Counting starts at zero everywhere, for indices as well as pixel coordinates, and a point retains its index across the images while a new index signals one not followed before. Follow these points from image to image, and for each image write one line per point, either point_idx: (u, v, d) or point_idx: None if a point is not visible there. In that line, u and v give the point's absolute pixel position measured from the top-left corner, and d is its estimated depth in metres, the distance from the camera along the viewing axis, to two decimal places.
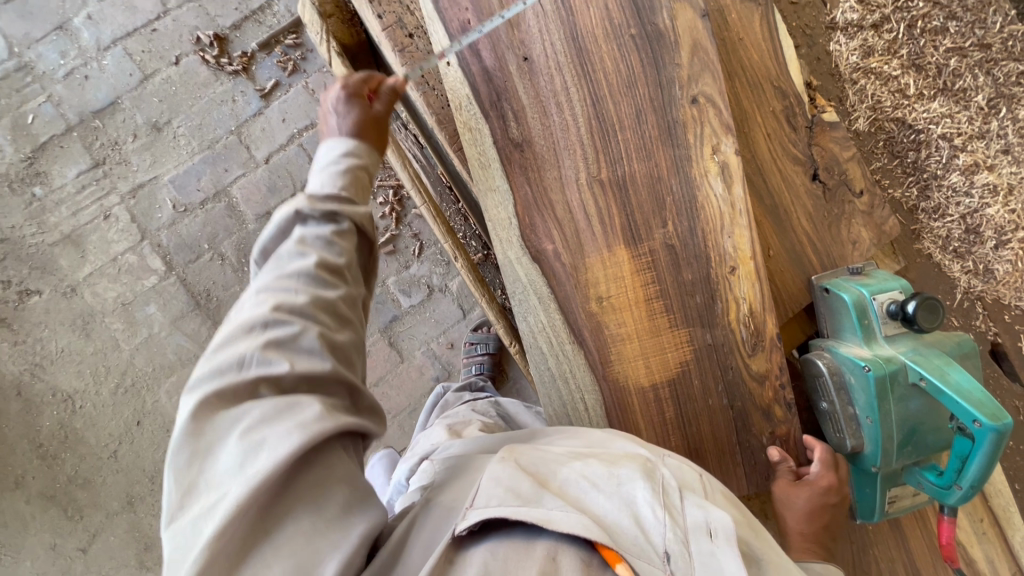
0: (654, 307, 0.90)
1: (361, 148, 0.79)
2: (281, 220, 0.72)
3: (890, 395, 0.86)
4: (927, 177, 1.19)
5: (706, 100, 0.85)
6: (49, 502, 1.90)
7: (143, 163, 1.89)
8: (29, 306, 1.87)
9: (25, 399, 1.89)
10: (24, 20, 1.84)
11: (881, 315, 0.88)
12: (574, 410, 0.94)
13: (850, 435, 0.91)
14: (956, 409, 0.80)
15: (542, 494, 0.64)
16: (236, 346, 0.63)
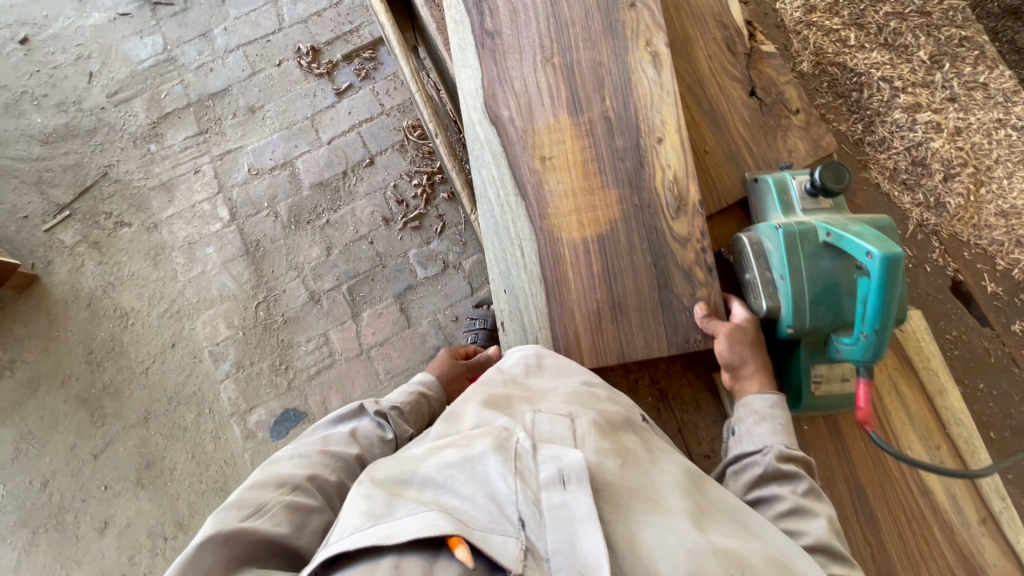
0: (589, 168, 1.04)
1: (432, 385, 1.25)
2: (350, 410, 1.09)
3: (800, 252, 0.92)
4: (868, 112, 1.67)
5: (643, 5, 1.07)
6: (82, 405, 2.15)
7: (235, 135, 2.34)
8: (118, 235, 2.26)
9: (92, 309, 2.21)
10: (180, 28, 2.45)
11: (799, 191, 0.97)
12: (512, 256, 1.06)
13: (767, 297, 0.95)
14: (855, 250, 0.85)
15: (390, 503, 0.66)
16: (264, 497, 0.81)
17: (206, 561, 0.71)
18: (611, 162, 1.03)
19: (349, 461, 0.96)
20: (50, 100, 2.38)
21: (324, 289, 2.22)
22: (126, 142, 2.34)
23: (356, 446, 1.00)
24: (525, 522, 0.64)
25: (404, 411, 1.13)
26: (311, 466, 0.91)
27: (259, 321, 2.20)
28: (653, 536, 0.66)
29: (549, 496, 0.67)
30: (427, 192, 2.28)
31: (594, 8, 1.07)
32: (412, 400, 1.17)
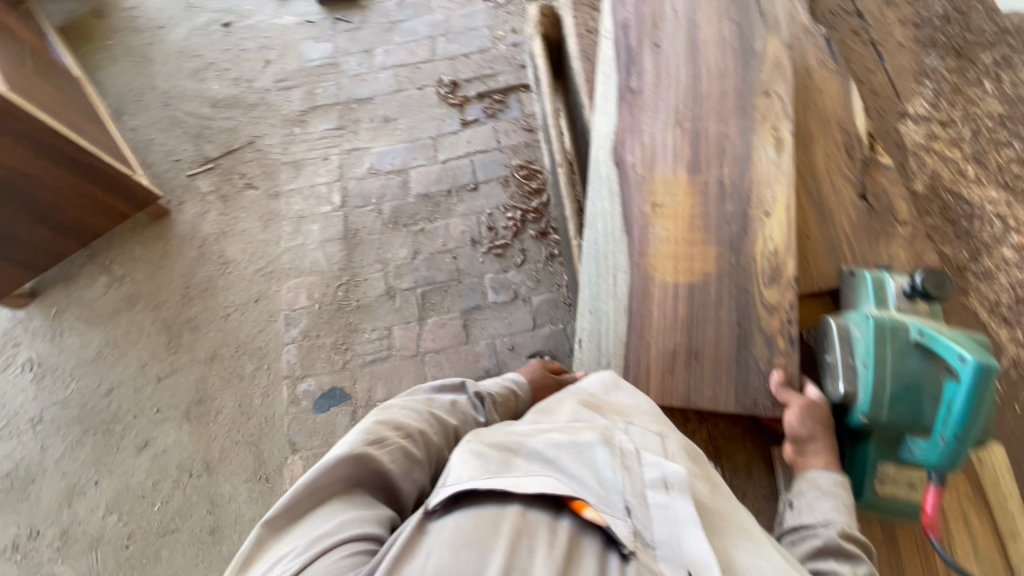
0: (694, 223, 1.16)
1: (522, 386, 1.32)
2: (452, 384, 1.22)
3: (889, 345, 0.94)
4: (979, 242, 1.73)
5: (776, 95, 1.21)
6: (163, 330, 2.35)
7: (366, 137, 2.63)
8: (244, 195, 2.55)
9: (202, 250, 2.46)
10: (349, 41, 2.84)
11: (895, 290, 1.01)
12: (605, 282, 1.19)
13: (846, 380, 0.97)
14: (946, 353, 0.89)
15: (510, 464, 0.82)
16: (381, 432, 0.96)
17: (342, 472, 0.87)
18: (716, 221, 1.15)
19: (448, 428, 1.09)
20: (229, 74, 2.79)
21: (401, 287, 2.37)
22: (277, 121, 2.68)
23: (455, 418, 1.12)
24: (631, 509, 0.78)
25: (494, 400, 1.23)
26: (422, 421, 1.05)
27: (335, 300, 2.36)
28: (743, 554, 0.76)
29: (652, 496, 0.80)
30: (517, 226, 2.43)
31: (730, 90, 1.23)
32: (503, 393, 1.26)
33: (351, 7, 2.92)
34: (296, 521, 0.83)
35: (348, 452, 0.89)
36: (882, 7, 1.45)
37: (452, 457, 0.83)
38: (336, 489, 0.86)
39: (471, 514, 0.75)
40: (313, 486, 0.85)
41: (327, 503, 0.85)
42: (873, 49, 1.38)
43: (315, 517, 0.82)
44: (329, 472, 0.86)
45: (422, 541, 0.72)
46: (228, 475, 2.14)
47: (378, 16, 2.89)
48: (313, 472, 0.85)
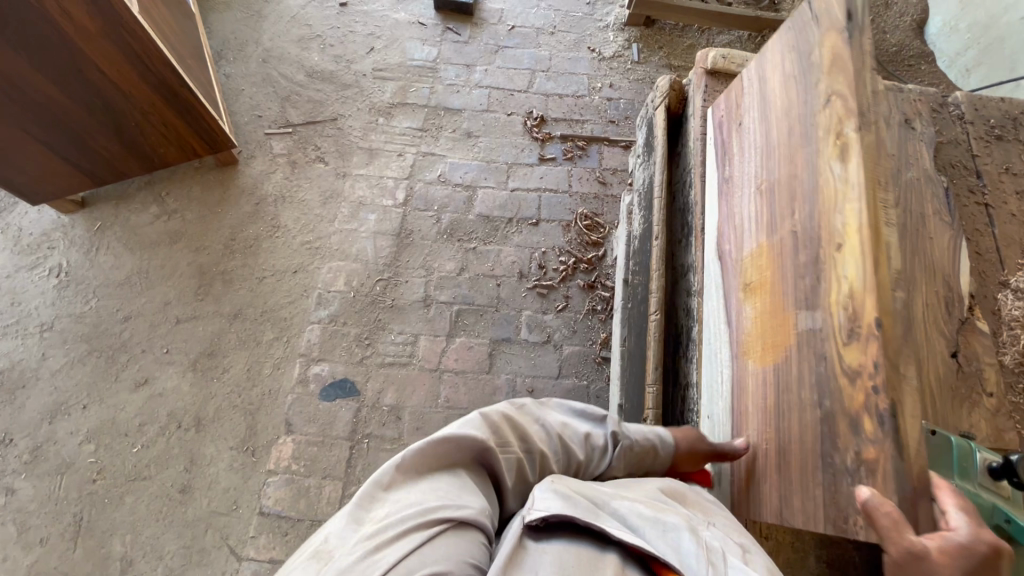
0: (772, 291, 1.13)
1: (666, 445, 1.17)
2: (593, 413, 1.14)
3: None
4: None
5: (837, 97, 0.99)
6: (196, 274, 2.32)
7: (445, 146, 2.66)
8: (313, 167, 2.57)
9: (256, 208, 2.46)
10: (454, 52, 2.90)
11: (983, 465, 0.95)
12: (714, 370, 1.33)
13: None
14: None
15: (600, 514, 0.84)
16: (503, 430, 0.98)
17: (476, 450, 0.92)
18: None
19: (571, 463, 1.05)
20: (332, 50, 2.85)
21: (438, 299, 2.34)
22: (364, 107, 2.72)
23: (583, 453, 1.07)
24: None
25: (632, 450, 1.12)
26: (548, 447, 1.03)
27: (371, 293, 2.34)
28: None
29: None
30: (567, 272, 2.41)
31: (795, 122, 1.11)
32: (644, 446, 1.14)
33: (464, 21, 3.00)
34: (428, 477, 0.86)
35: (482, 439, 0.92)
36: (1001, 170, 1.44)
37: (542, 487, 0.86)
38: (464, 464, 0.91)
39: (563, 549, 0.78)
40: (449, 453, 0.90)
41: (459, 474, 0.89)
42: (984, 211, 1.38)
43: (448, 483, 0.86)
44: (462, 446, 0.91)
45: (523, 557, 0.76)
46: (216, 437, 2.07)
47: (487, 37, 2.96)
48: (450, 439, 0.90)
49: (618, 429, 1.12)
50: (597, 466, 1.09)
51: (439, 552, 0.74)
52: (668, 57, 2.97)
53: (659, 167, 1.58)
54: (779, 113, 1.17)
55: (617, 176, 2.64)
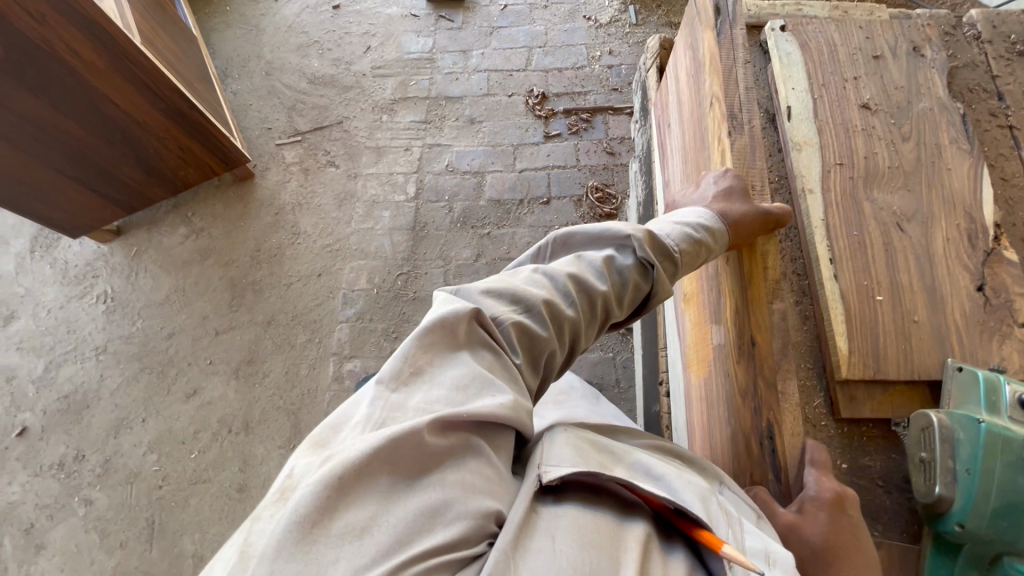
0: (698, 317, 1.30)
1: (717, 234, 1.06)
2: (610, 234, 1.03)
3: (998, 457, 0.87)
4: None
5: (715, 99, 1.18)
6: (229, 287, 2.44)
7: (450, 134, 2.68)
8: (325, 171, 2.63)
9: (277, 218, 2.55)
10: (450, 40, 2.89)
11: (1011, 397, 0.93)
12: (677, 390, 1.45)
13: (942, 483, 0.90)
14: None
15: (612, 465, 0.84)
16: (490, 301, 0.89)
17: (460, 331, 0.82)
18: (788, 293, 1.19)
19: (595, 294, 0.97)
20: (330, 54, 2.89)
21: (458, 287, 2.38)
22: (368, 106, 2.76)
23: (604, 284, 0.98)
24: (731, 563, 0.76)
25: (674, 258, 1.04)
26: (553, 290, 0.93)
27: (394, 288, 2.40)
28: None
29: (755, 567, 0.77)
30: None
31: (698, 120, 1.28)
32: (687, 249, 1.06)
33: (456, 7, 2.98)
34: (413, 379, 0.77)
35: (468, 306, 0.83)
36: None
37: (558, 432, 0.85)
38: (457, 346, 0.81)
39: (577, 507, 0.76)
40: (433, 344, 0.80)
41: (454, 362, 0.80)
42: (1009, 134, 1.31)
43: (438, 387, 0.77)
44: (444, 328, 0.81)
45: (537, 522, 0.73)
46: (264, 438, 2.19)
47: (481, 19, 2.94)
48: (432, 326, 0.80)
49: (645, 245, 1.01)
50: (632, 287, 1.01)
51: (431, 498, 0.67)
52: (667, 15, 2.88)
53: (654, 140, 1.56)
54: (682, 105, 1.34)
55: (624, 144, 2.60)
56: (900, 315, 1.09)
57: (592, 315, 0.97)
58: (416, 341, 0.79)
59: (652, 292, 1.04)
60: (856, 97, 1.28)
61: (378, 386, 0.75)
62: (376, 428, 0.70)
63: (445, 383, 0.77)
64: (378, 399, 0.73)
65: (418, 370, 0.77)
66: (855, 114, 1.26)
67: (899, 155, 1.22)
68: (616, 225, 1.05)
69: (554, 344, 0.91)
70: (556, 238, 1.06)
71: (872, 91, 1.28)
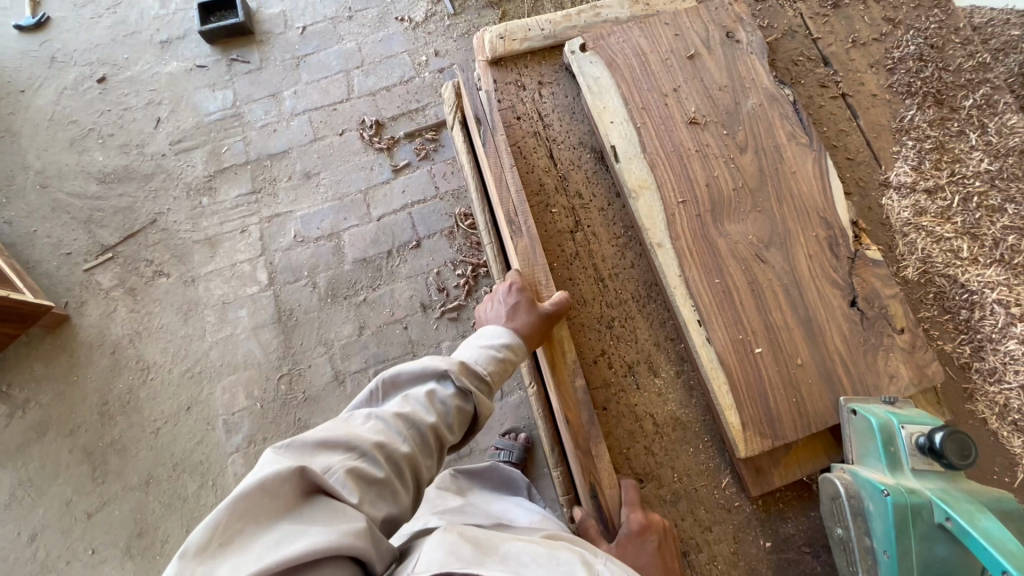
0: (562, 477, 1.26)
1: (518, 347, 1.10)
2: (432, 368, 1.04)
3: (911, 532, 0.81)
4: (982, 338, 1.12)
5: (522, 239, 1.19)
6: (85, 458, 2.06)
7: (288, 198, 2.32)
8: (155, 285, 2.23)
9: (115, 358, 2.15)
10: (251, 86, 2.47)
11: (908, 445, 0.85)
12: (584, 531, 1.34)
13: (865, 570, 0.87)
14: (984, 557, 0.73)
15: (483, 560, 0.81)
16: (321, 461, 0.83)
17: (284, 492, 0.75)
18: (668, 364, 1.17)
19: (423, 430, 0.96)
20: (114, 141, 2.40)
21: (350, 370, 2.13)
22: (180, 192, 2.33)
23: (432, 415, 0.98)
24: None
25: (488, 380, 1.06)
26: (388, 434, 0.92)
27: (279, 396, 2.11)
28: None
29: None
30: (469, 284, 2.20)
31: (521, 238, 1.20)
32: (497, 367, 1.08)
33: (247, 43, 2.53)
34: (223, 549, 0.68)
35: (289, 464, 0.77)
36: (849, 45, 1.33)
37: (438, 540, 0.84)
38: (278, 508, 0.74)
39: None
40: (250, 510, 0.72)
41: (278, 524, 0.73)
42: (844, 103, 1.30)
43: (254, 544, 0.70)
44: (267, 493, 0.74)
45: None
46: None
47: (280, 51, 2.52)
48: (248, 489, 0.73)
49: (461, 373, 1.04)
50: (456, 412, 1.01)
51: None
52: None
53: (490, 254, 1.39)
54: (503, 223, 1.22)
55: None
56: (783, 364, 0.99)
57: (425, 450, 0.96)
58: (230, 504, 0.71)
59: (476, 412, 1.05)
60: (681, 113, 1.12)
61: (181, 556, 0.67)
62: None
63: (260, 541, 0.70)
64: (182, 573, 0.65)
65: (228, 534, 0.70)
66: (685, 134, 1.11)
67: (740, 172, 1.08)
68: (434, 358, 1.06)
69: (395, 487, 0.89)
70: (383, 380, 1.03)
71: (696, 101, 1.13)
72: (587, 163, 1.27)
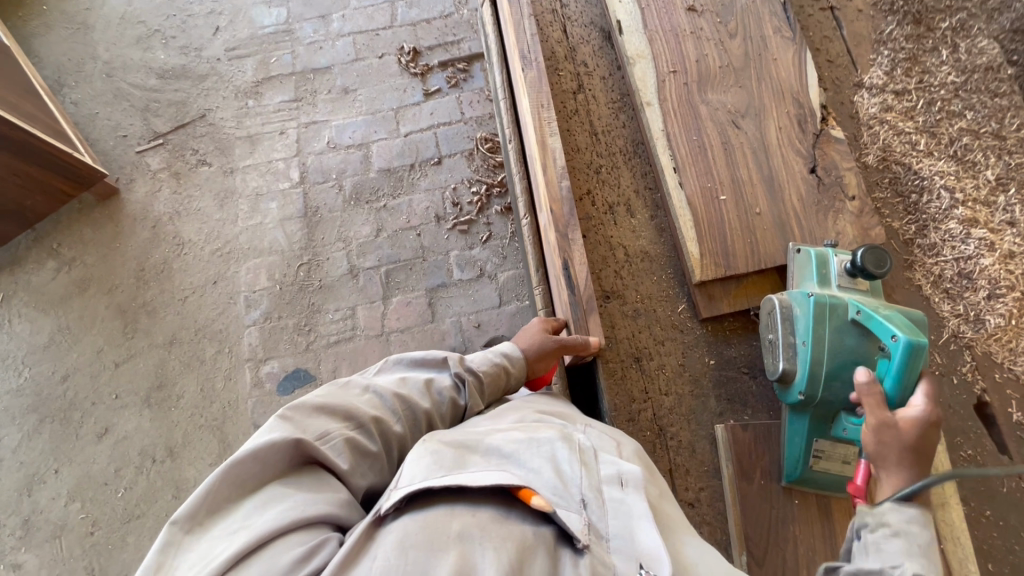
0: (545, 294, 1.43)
1: (516, 359, 1.13)
2: (434, 358, 1.08)
3: (827, 323, 1.02)
4: (926, 219, 1.25)
5: (532, 71, 1.31)
6: (119, 314, 2.27)
7: (325, 109, 2.52)
8: (197, 172, 2.44)
9: (155, 232, 2.37)
10: (304, 7, 2.68)
11: (838, 267, 1.05)
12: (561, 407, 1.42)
13: (786, 358, 1.06)
14: (881, 330, 0.96)
15: (464, 461, 0.78)
16: (324, 424, 0.85)
17: (275, 461, 0.77)
18: (643, 209, 1.30)
19: (417, 414, 0.97)
20: (175, 42, 2.62)
21: (364, 266, 2.31)
22: (229, 93, 2.55)
23: (427, 401, 0.99)
24: (586, 504, 0.78)
25: (482, 380, 1.08)
26: (383, 411, 0.93)
27: (297, 280, 2.30)
28: (694, 554, 0.78)
29: (609, 490, 0.81)
30: (482, 201, 2.36)
31: (532, 71, 1.31)
32: (491, 372, 1.09)
33: None
34: (213, 516, 0.71)
35: (284, 435, 0.78)
36: None
37: (414, 452, 0.78)
38: (270, 476, 0.76)
39: (427, 513, 0.71)
40: (242, 476, 0.74)
41: (266, 490, 0.75)
42: (831, 15, 1.42)
43: (246, 506, 0.73)
44: (259, 462, 0.76)
45: (374, 545, 0.68)
46: (192, 459, 2.10)
47: None
48: (239, 459, 0.74)
49: (459, 366, 1.07)
50: (450, 405, 1.02)
51: None
52: None
53: (504, 111, 1.57)
54: (516, 60, 1.35)
55: None
56: (744, 211, 1.15)
57: (415, 435, 0.96)
58: (223, 471, 0.73)
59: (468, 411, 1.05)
60: (682, 1, 1.29)
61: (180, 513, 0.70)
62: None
63: (251, 504, 0.73)
64: (180, 532, 0.69)
65: (224, 500, 0.73)
66: (683, 19, 1.28)
67: (727, 54, 1.24)
68: (437, 352, 1.09)
69: (383, 463, 0.89)
70: (393, 360, 1.08)
71: None
72: (596, 41, 1.41)
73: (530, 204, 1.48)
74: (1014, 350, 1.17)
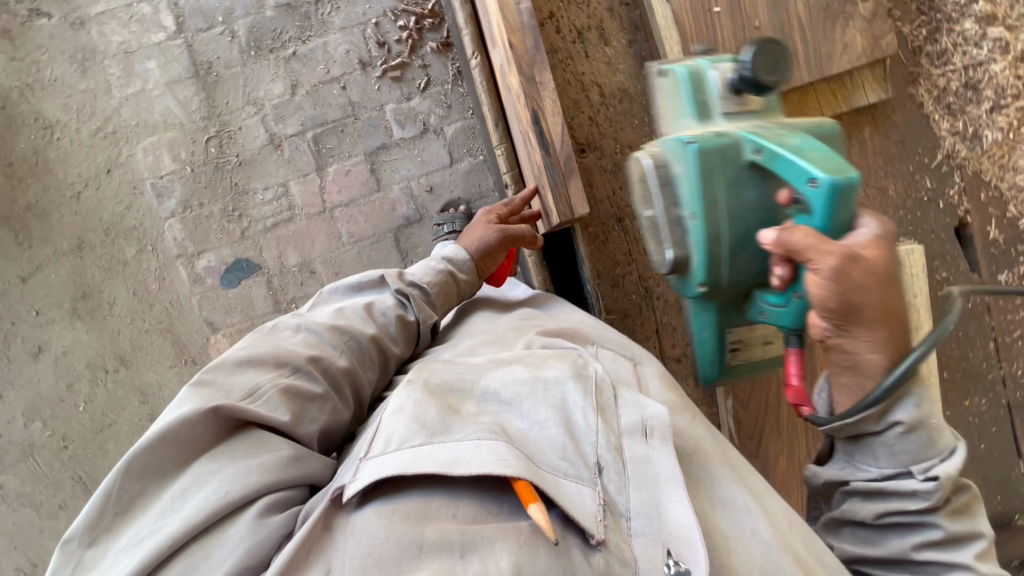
0: (510, 153, 1.33)
1: (461, 261, 1.18)
2: (372, 280, 1.09)
3: (717, 178, 0.82)
4: (940, 19, 1.20)
5: None
6: (3, 222, 1.92)
7: None
8: (34, 27, 1.88)
9: (8, 115, 1.89)
10: None
11: (716, 87, 0.83)
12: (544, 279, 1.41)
13: (679, 243, 0.89)
14: (793, 172, 0.76)
15: (450, 426, 0.77)
16: (251, 381, 0.82)
17: (191, 438, 0.74)
18: (622, 36, 1.24)
19: (364, 343, 0.96)
20: None
21: (286, 134, 1.97)
22: None
23: (371, 327, 0.99)
24: (603, 467, 0.80)
25: (426, 291, 1.10)
26: (321, 348, 0.91)
27: (209, 159, 1.96)
28: (728, 520, 0.83)
29: (632, 447, 0.84)
30: (413, 38, 1.96)
31: None
32: (437, 281, 1.12)
33: None
34: (132, 502, 0.71)
35: (193, 410, 0.74)
36: None
37: (392, 415, 0.78)
38: (189, 453, 0.74)
39: (395, 504, 0.70)
40: (155, 460, 0.73)
41: (187, 470, 0.73)
42: None
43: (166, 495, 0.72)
44: (172, 442, 0.74)
45: (341, 535, 0.69)
46: (149, 364, 1.98)
47: None
48: (148, 445, 0.72)
49: (399, 282, 1.09)
50: (400, 326, 1.04)
51: None
52: None
53: None
54: None
55: None
56: (742, 25, 1.11)
57: (366, 362, 0.96)
58: (126, 465, 0.72)
59: (422, 325, 1.07)
60: None
61: (95, 505, 0.70)
62: (93, 563, 0.67)
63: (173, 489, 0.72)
64: (100, 521, 0.69)
65: (142, 486, 0.72)
66: None
67: None
68: (373, 273, 1.10)
69: (334, 401, 0.88)
70: (329, 292, 1.09)
71: None
72: None
73: (479, 39, 1.27)
74: (1004, 166, 1.23)
